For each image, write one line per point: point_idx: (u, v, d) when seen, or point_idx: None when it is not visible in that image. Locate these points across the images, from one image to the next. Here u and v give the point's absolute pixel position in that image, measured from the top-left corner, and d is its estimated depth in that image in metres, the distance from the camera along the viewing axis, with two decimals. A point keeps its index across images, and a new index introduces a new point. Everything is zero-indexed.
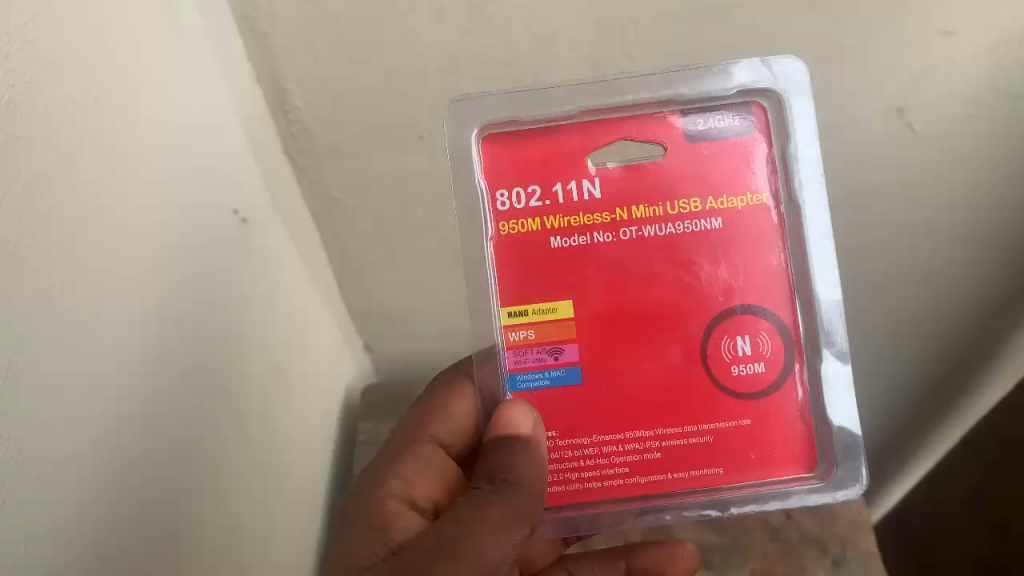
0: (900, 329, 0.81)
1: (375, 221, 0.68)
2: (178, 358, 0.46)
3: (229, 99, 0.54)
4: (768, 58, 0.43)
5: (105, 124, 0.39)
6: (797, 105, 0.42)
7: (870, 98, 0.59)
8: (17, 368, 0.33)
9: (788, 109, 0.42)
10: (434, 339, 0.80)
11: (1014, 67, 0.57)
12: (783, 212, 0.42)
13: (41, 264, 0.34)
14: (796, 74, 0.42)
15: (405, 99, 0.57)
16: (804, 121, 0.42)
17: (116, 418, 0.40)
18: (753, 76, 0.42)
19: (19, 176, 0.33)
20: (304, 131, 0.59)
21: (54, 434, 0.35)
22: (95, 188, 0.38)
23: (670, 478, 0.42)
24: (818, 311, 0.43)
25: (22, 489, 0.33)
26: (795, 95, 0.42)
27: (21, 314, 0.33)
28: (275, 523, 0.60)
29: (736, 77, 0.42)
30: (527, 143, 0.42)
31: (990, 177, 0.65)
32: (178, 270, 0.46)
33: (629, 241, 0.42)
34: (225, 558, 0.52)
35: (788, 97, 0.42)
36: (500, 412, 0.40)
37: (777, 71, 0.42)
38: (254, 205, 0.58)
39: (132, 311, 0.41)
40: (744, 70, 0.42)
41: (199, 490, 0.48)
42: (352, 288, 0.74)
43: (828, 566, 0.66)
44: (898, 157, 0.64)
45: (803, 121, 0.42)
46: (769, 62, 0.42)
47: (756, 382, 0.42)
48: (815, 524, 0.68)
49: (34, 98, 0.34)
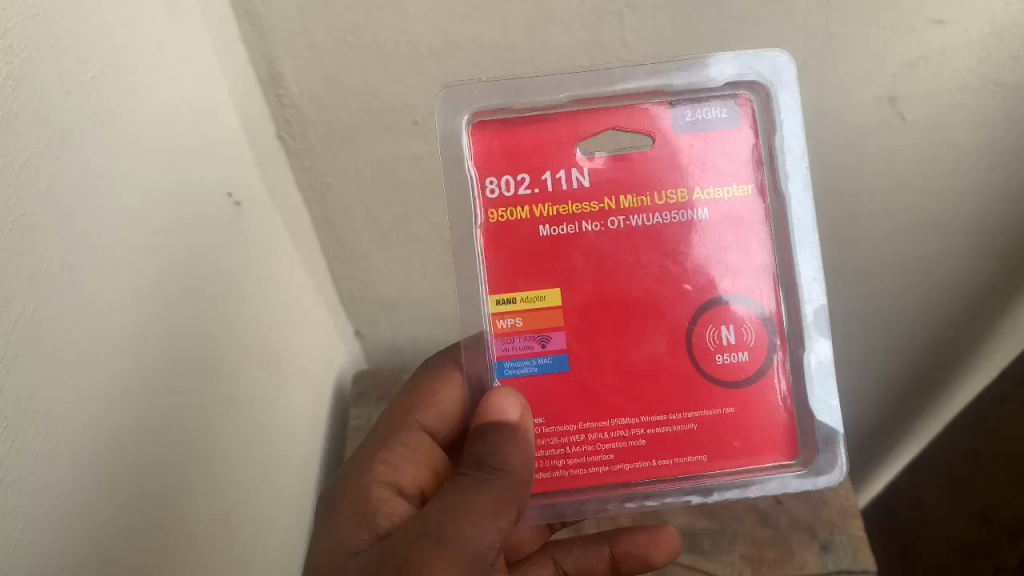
0: (890, 317, 0.82)
1: (368, 207, 0.67)
2: (170, 340, 0.46)
3: (222, 81, 0.54)
4: (756, 51, 0.43)
5: (103, 105, 0.39)
6: (785, 97, 0.42)
7: (865, 86, 0.59)
8: (16, 348, 0.33)
9: (775, 101, 0.42)
10: (426, 325, 0.80)
11: (1006, 58, 0.57)
12: (768, 203, 0.43)
13: (38, 244, 0.34)
14: (783, 67, 0.42)
15: (399, 85, 0.57)
16: (789, 114, 0.42)
17: (111, 402, 0.40)
18: (741, 68, 0.42)
19: (17, 154, 0.33)
20: (298, 114, 0.59)
21: (50, 415, 0.35)
22: (92, 167, 0.38)
23: (655, 466, 0.42)
24: (802, 302, 0.43)
25: (22, 469, 0.33)
26: (782, 88, 0.42)
27: (20, 294, 0.33)
28: (266, 510, 0.60)
29: (723, 69, 0.42)
30: (517, 130, 0.42)
31: (982, 166, 0.65)
32: (173, 254, 0.46)
33: (616, 229, 0.42)
34: (217, 543, 0.52)
35: (775, 89, 0.42)
36: (487, 400, 0.41)
37: (766, 64, 0.42)
38: (247, 188, 0.58)
39: (123, 298, 0.41)
40: (733, 62, 0.42)
41: (190, 474, 0.48)
42: (344, 274, 0.74)
43: (816, 551, 0.66)
44: (893, 147, 0.64)
45: (789, 114, 0.42)
46: (757, 54, 0.42)
47: (741, 371, 0.43)
48: (804, 509, 0.68)
49: (34, 77, 0.34)
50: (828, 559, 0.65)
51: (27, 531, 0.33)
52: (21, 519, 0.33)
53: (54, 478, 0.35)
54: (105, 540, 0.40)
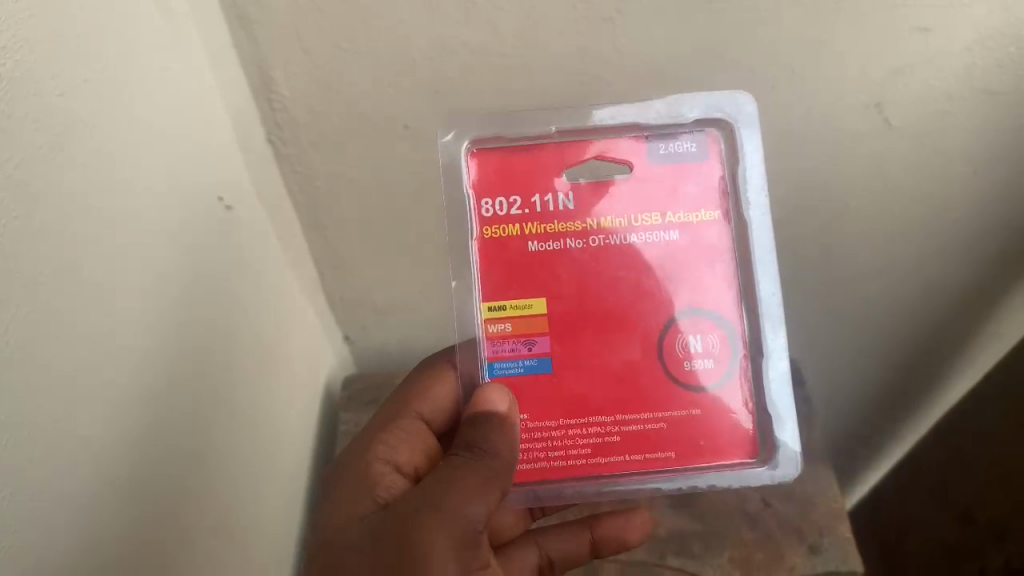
0: (877, 321, 0.82)
1: (359, 212, 0.68)
2: (163, 343, 0.46)
3: (215, 85, 0.54)
4: (722, 91, 0.45)
5: (95, 108, 0.39)
6: (748, 135, 0.44)
7: (853, 94, 0.60)
8: (8, 353, 0.32)
9: (739, 137, 0.44)
10: (417, 328, 0.81)
11: (992, 67, 0.58)
12: (730, 228, 0.44)
13: (31, 246, 0.34)
14: (747, 107, 0.44)
15: (393, 90, 0.58)
16: (751, 148, 0.44)
17: (106, 407, 0.40)
18: (708, 107, 0.44)
19: (10, 155, 0.33)
20: (289, 119, 0.59)
21: (42, 422, 0.35)
22: (86, 170, 0.38)
23: (625, 460, 0.43)
24: (761, 311, 0.44)
25: (14, 472, 0.33)
26: (746, 126, 0.44)
27: (12, 298, 0.33)
28: (257, 515, 0.60)
29: (691, 108, 0.44)
30: (507, 158, 0.44)
31: (967, 173, 0.66)
32: (166, 257, 0.46)
33: (597, 248, 0.43)
34: (208, 551, 0.51)
35: (739, 127, 0.44)
36: (477, 394, 0.42)
37: (731, 103, 0.44)
38: (238, 191, 0.57)
39: (120, 306, 0.41)
40: (699, 103, 0.44)
41: (182, 480, 0.48)
42: (334, 277, 0.74)
43: (804, 552, 0.67)
44: (880, 153, 0.65)
45: (751, 148, 0.44)
46: (722, 95, 0.44)
47: (701, 377, 0.43)
48: (793, 512, 0.69)
49: (26, 80, 0.34)
50: (816, 561, 0.66)
51: (25, 528, 0.34)
52: (20, 518, 0.33)
53: (51, 478, 0.35)
54: (102, 540, 0.40)
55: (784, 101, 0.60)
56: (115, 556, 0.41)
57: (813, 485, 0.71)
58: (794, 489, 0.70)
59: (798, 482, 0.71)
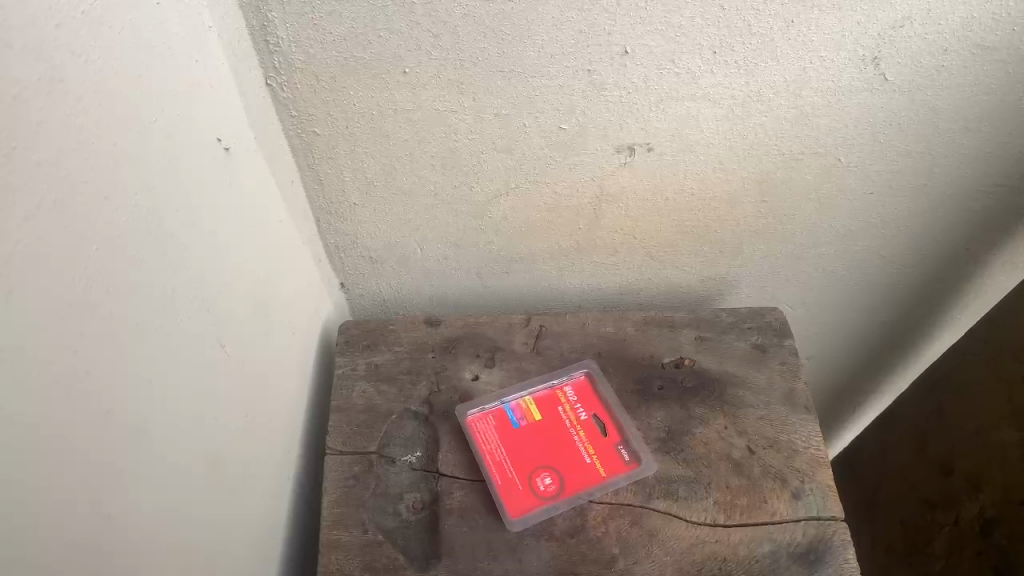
0: (863, 275, 0.84)
1: (353, 157, 0.68)
2: (162, 281, 0.46)
3: (211, 24, 0.53)
4: None
5: (95, 41, 0.39)
6: None
7: (846, 48, 0.60)
8: (11, 282, 0.33)
9: None
10: (410, 275, 0.82)
11: (989, 21, 0.58)
12: None
13: (30, 176, 0.34)
14: None
15: (389, 36, 0.58)
16: None
17: (116, 342, 0.41)
18: None
19: (9, 85, 0.33)
20: (287, 63, 0.59)
21: (49, 352, 0.35)
22: (83, 101, 0.38)
23: None
24: None
25: (21, 401, 0.33)
26: None
27: (15, 228, 0.33)
28: (256, 453, 0.62)
29: None
30: None
31: (956, 129, 0.67)
32: (162, 194, 0.46)
33: None
34: (212, 488, 0.53)
35: None
36: None
37: None
38: (237, 134, 0.58)
39: (127, 246, 0.42)
40: None
41: (187, 416, 0.49)
42: (330, 223, 0.75)
43: (788, 498, 0.68)
44: (872, 108, 0.65)
45: None
46: None
47: None
48: (777, 459, 0.71)
49: (22, 6, 0.34)
50: (799, 506, 0.68)
51: (23, 472, 0.33)
52: (16, 463, 0.33)
53: (47, 424, 0.35)
54: (103, 488, 0.39)
55: (779, 54, 0.60)
56: (120, 502, 0.41)
57: (796, 433, 0.73)
58: (777, 437, 0.73)
59: (781, 431, 0.73)
